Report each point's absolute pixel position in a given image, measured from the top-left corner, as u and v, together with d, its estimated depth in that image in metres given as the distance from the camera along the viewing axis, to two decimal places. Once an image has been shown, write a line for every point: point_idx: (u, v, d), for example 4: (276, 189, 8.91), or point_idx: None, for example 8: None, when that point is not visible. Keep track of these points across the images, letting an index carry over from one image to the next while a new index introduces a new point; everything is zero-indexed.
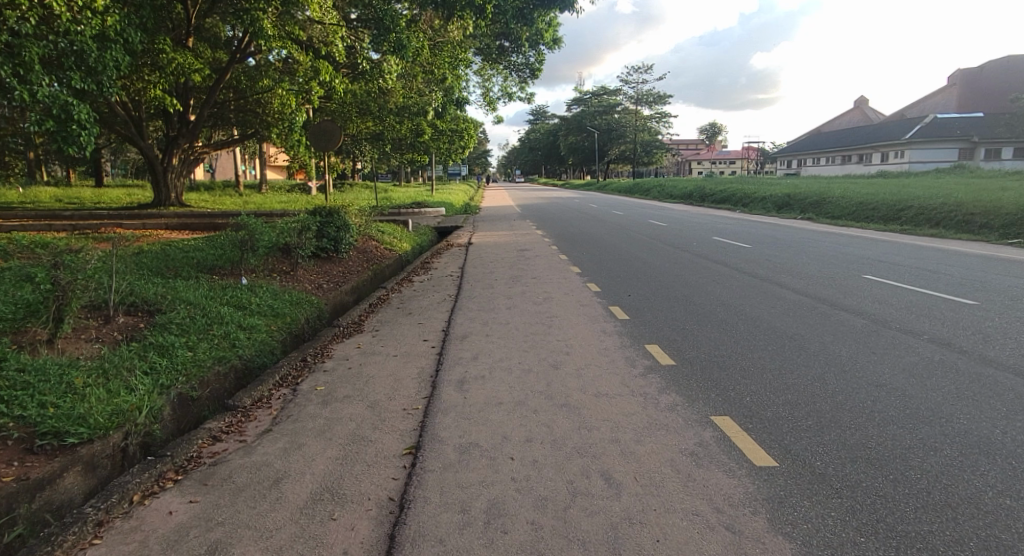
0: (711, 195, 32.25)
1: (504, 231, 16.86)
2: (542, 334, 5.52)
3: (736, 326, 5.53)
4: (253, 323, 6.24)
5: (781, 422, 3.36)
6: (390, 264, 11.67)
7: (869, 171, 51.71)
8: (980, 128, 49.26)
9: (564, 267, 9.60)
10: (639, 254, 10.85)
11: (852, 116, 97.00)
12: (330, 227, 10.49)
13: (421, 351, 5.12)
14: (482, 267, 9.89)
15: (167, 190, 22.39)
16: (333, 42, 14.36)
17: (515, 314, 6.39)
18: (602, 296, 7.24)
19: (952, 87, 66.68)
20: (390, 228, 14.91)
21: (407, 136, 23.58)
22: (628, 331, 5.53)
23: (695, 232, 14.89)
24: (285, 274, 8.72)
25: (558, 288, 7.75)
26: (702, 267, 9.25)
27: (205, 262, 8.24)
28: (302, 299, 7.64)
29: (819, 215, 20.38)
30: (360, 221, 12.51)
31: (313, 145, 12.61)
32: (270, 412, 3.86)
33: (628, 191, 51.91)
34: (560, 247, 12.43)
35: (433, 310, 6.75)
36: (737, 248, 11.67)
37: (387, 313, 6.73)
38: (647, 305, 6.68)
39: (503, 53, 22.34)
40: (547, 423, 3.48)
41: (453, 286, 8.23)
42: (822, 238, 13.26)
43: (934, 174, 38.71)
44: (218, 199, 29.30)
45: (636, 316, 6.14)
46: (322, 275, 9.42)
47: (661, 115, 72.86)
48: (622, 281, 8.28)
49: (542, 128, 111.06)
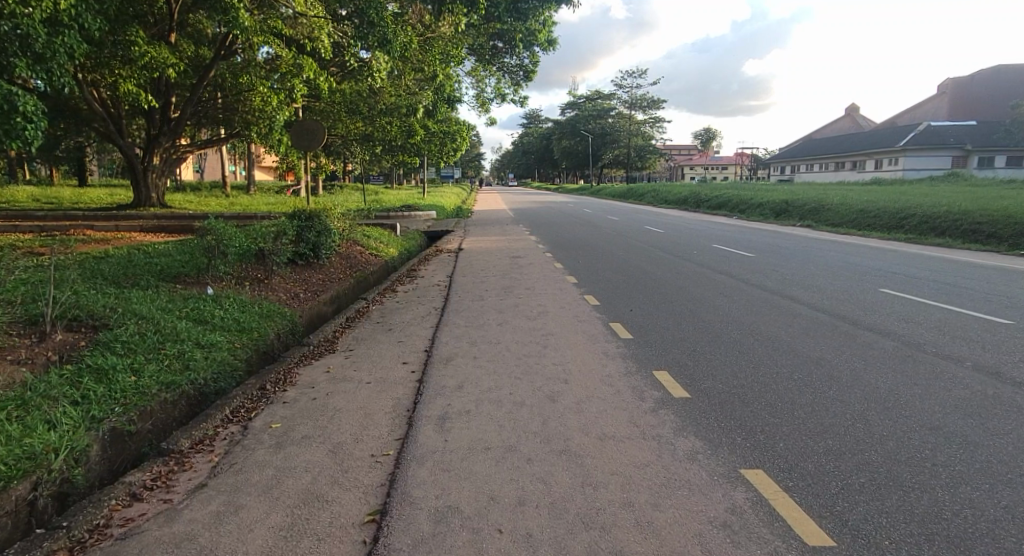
0: (707, 201, 31.84)
1: (495, 237, 16.23)
2: (536, 356, 4.90)
3: (754, 350, 4.94)
4: (214, 341, 5.57)
5: (828, 479, 2.75)
6: (375, 271, 11.04)
7: (863, 178, 51.57)
8: (973, 135, 49.27)
9: (559, 277, 9.01)
10: (637, 263, 10.29)
11: (845, 123, 97.40)
12: (310, 231, 9.85)
13: (398, 377, 4.49)
14: (472, 276, 9.29)
15: (146, 191, 21.61)
16: (319, 37, 13.73)
17: (506, 331, 5.77)
18: (601, 311, 6.65)
19: (945, 95, 66.91)
20: (377, 232, 14.28)
21: (397, 138, 22.96)
22: (632, 354, 4.92)
23: (695, 240, 14.33)
24: (258, 283, 8.08)
25: (553, 301, 7.14)
26: (705, 278, 8.69)
27: (169, 270, 7.57)
28: (274, 310, 7.00)
29: (819, 222, 19.93)
30: (345, 225, 11.87)
31: (295, 145, 11.95)
32: (210, 459, 3.22)
33: (621, 196, 51.42)
34: (555, 254, 11.86)
35: (416, 327, 6.11)
36: (740, 257, 11.13)
37: (365, 329, 6.09)
38: (652, 323, 6.08)
39: (496, 54, 21.81)
40: (543, 479, 2.85)
41: (440, 298, 7.61)
42: (827, 247, 12.75)
43: (929, 182, 38.65)
44: (203, 200, 28.53)
45: (640, 336, 5.53)
46: (299, 283, 8.78)
47: (655, 120, 72.67)
48: (622, 293, 7.68)
49: (536, 132, 110.93)
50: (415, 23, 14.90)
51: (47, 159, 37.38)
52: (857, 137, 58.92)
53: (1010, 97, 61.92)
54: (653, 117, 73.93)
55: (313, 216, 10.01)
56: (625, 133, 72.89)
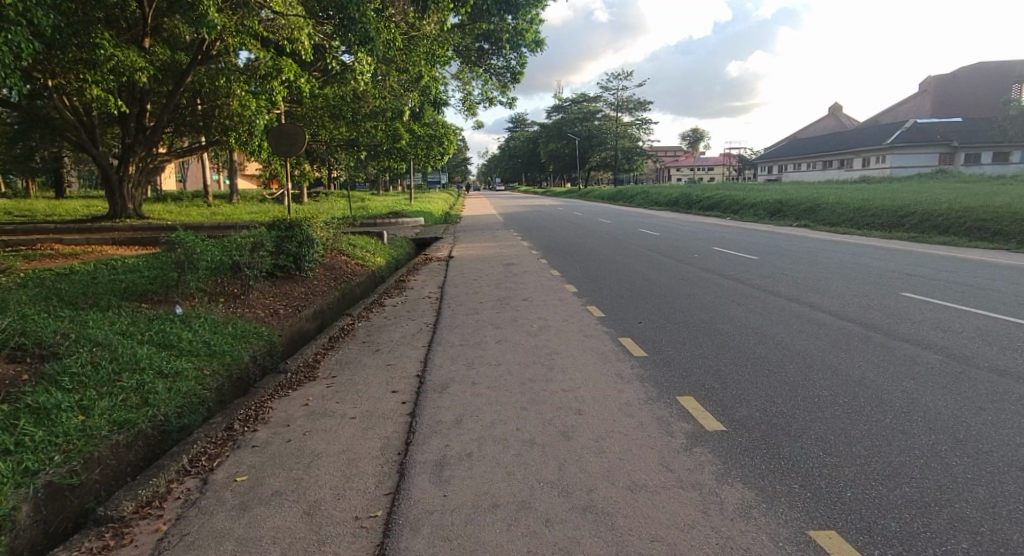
0: (699, 202, 31.57)
1: (487, 243, 15.71)
2: (543, 381, 4.36)
3: (784, 367, 4.44)
4: (180, 368, 4.93)
5: (919, 544, 2.24)
6: (361, 282, 10.47)
7: (851, 176, 51.71)
8: (959, 132, 49.57)
9: (557, 286, 8.50)
10: (639, 269, 9.83)
11: (829, 123, 98.26)
12: (290, 242, 9.26)
13: (387, 411, 3.91)
14: (465, 286, 8.76)
15: (122, 201, 20.83)
16: (299, 38, 13.17)
17: (506, 351, 5.22)
18: (608, 324, 6.13)
19: (927, 93, 67.62)
20: (363, 241, 13.71)
21: (383, 143, 22.39)
22: (651, 376, 4.40)
23: (694, 242, 13.88)
24: (234, 299, 7.48)
25: (554, 314, 6.61)
26: (712, 283, 8.23)
27: (135, 288, 6.94)
28: (251, 330, 6.42)
29: (816, 221, 19.63)
30: (329, 234, 11.29)
31: (274, 150, 11.32)
32: (157, 527, 2.61)
33: (611, 199, 51.14)
34: (551, 260, 11.36)
35: (407, 347, 5.55)
36: (743, 259, 10.70)
37: (349, 351, 5.52)
38: (666, 335, 5.57)
39: (483, 55, 21.35)
40: (570, 550, 2.31)
41: (432, 312, 7.05)
42: (831, 247, 12.41)
43: (918, 179, 38.72)
44: (184, 210, 27.71)
45: (655, 352, 5.02)
46: (279, 298, 8.20)
47: (641, 121, 72.65)
48: (627, 302, 7.17)
49: (523, 136, 110.65)
50: (399, 22, 14.37)
51: (21, 170, 36.27)
52: (843, 135, 59.16)
53: (992, 94, 62.53)
54: (640, 119, 73.95)
55: (295, 224, 9.41)
56: (612, 135, 72.78)
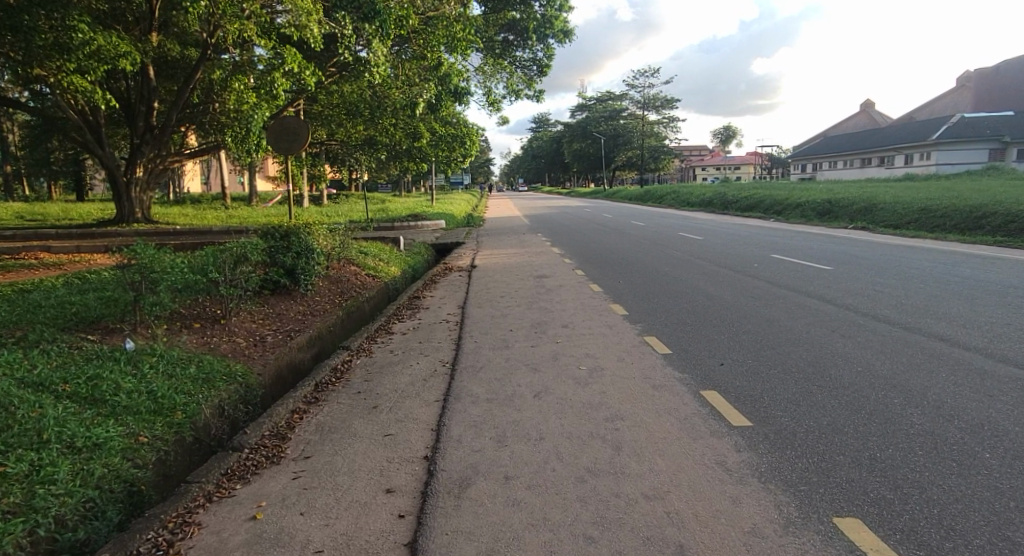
0: (736, 202, 29.85)
1: (512, 249, 14.33)
2: (610, 479, 2.88)
3: (977, 450, 2.90)
4: (104, 437, 3.57)
5: None
6: (370, 298, 9.21)
7: (894, 174, 49.10)
8: (1012, 126, 46.63)
9: (602, 306, 7.07)
10: (695, 284, 8.33)
11: (862, 120, 94.78)
12: (286, 253, 8.00)
13: (376, 539, 2.50)
14: (491, 306, 7.39)
15: (130, 205, 19.94)
16: (308, 26, 11.99)
17: (549, 415, 3.76)
18: (679, 365, 4.66)
19: (971, 87, 64.44)
20: (377, 249, 12.41)
21: (401, 142, 21.31)
22: (775, 467, 2.89)
23: (747, 249, 12.29)
24: (209, 329, 6.24)
25: (606, 351, 5.14)
26: (793, 303, 6.70)
27: (85, 317, 5.70)
28: (223, 368, 5.18)
29: (874, 223, 17.86)
30: (336, 242, 10.01)
31: (274, 148, 10.04)
32: None
33: (637, 200, 49.26)
34: (589, 271, 9.93)
35: (414, 404, 4.17)
36: (817, 270, 9.11)
37: (338, 409, 4.17)
38: (765, 384, 4.10)
39: (507, 47, 20.08)
40: None
41: (449, 345, 5.69)
42: (913, 254, 10.73)
43: (970, 176, 36.34)
44: (200, 214, 26.95)
45: (764, 417, 3.52)
46: (268, 324, 6.95)
47: (669, 120, 70.55)
48: (692, 332, 5.71)
49: (545, 136, 109.18)
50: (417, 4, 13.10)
51: (42, 173, 35.99)
52: (883, 131, 56.39)
53: None
54: (666, 117, 71.89)
55: (291, 231, 8.13)
56: (637, 134, 70.92)
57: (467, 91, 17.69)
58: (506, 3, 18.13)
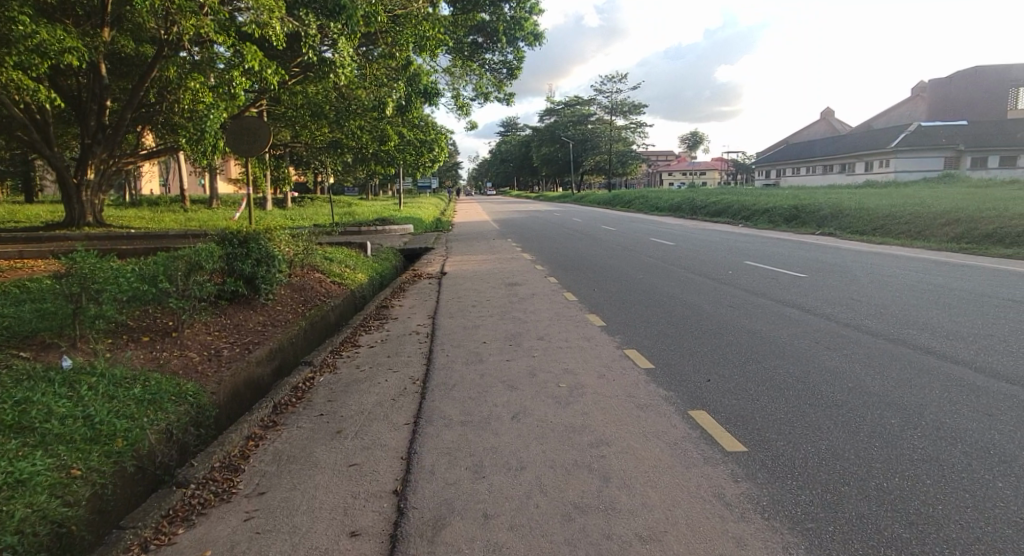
0: (704, 207, 30.20)
1: (483, 255, 14.03)
2: (601, 517, 2.62)
3: (984, 478, 2.74)
4: (28, 472, 3.13)
5: None
6: (336, 307, 8.79)
7: (855, 181, 50.56)
8: (964, 136, 48.61)
9: (578, 316, 6.85)
10: (672, 292, 8.19)
11: (822, 127, 97.73)
12: (245, 260, 7.52)
13: None
14: (464, 315, 7.09)
15: (81, 208, 18.91)
16: (270, 23, 11.50)
17: (529, 440, 3.49)
18: (662, 381, 4.46)
19: (925, 97, 67.03)
20: (343, 255, 11.96)
21: (369, 144, 20.80)
22: (776, 499, 2.68)
23: (720, 255, 12.30)
24: (158, 343, 5.76)
25: (585, 366, 4.91)
26: (772, 313, 6.61)
27: (17, 332, 5.16)
28: (173, 387, 4.72)
29: (840, 229, 18.22)
30: (299, 248, 9.55)
31: (232, 149, 9.52)
32: None
33: (607, 204, 49.46)
34: (564, 278, 9.73)
35: (382, 427, 3.83)
36: (791, 278, 9.10)
37: (298, 434, 3.79)
38: (753, 403, 3.91)
39: (476, 50, 19.82)
40: None
41: (419, 359, 5.35)
42: (882, 261, 10.86)
43: (926, 183, 37.67)
44: (156, 217, 25.81)
45: (757, 441, 3.32)
46: (225, 337, 6.49)
47: (637, 125, 71.33)
48: (673, 344, 5.53)
49: (515, 140, 109.25)
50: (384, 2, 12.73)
51: None
52: (843, 139, 58.15)
53: (992, 95, 61.65)
54: (635, 123, 72.70)
55: (251, 238, 7.66)
56: (606, 139, 71.49)
57: (436, 93, 17.34)
58: (476, 4, 17.88)
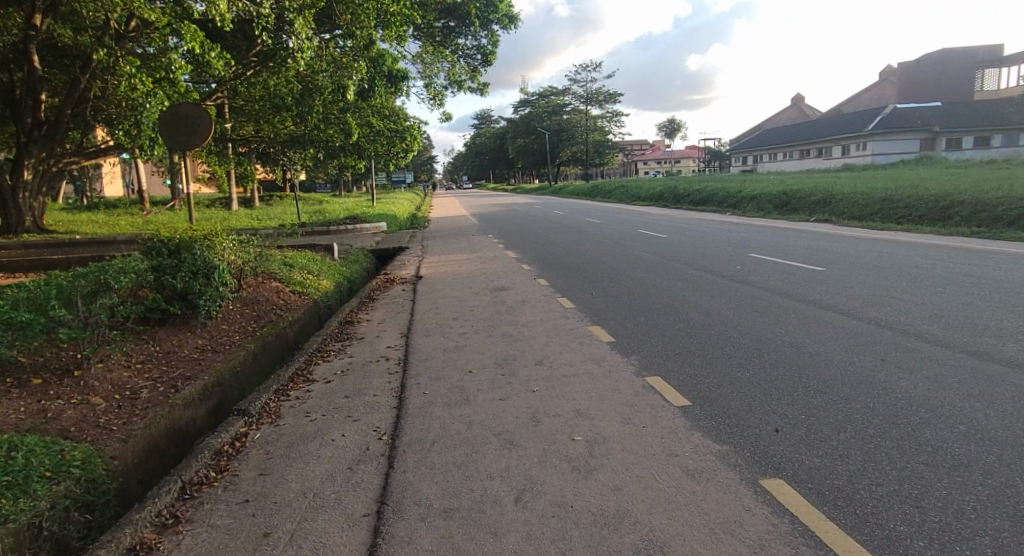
0: (687, 196, 29.48)
1: (462, 255, 12.87)
2: None
3: None
4: None
5: None
6: (294, 322, 7.56)
7: (833, 165, 50.53)
8: (938, 117, 48.87)
9: (580, 330, 5.82)
10: (681, 295, 7.20)
11: (793, 113, 98.51)
12: (178, 275, 6.18)
13: None
14: (445, 332, 5.97)
15: (18, 213, 17.06)
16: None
17: (551, 544, 2.38)
18: (709, 427, 3.42)
19: (895, 81, 67.69)
20: (305, 259, 10.68)
21: (336, 137, 19.43)
22: None
23: (719, 247, 11.41)
24: (51, 387, 4.39)
25: (603, 405, 3.85)
26: (809, 321, 5.65)
27: None
28: (49, 456, 3.34)
29: (833, 215, 17.56)
30: (250, 254, 8.25)
31: (166, 141, 8.13)
32: None
33: (586, 195, 48.45)
34: (555, 280, 8.70)
35: (334, 524, 2.63)
36: (808, 272, 8.21)
37: (208, 542, 2.54)
38: (845, 466, 2.87)
39: (448, 35, 18.20)
40: None
41: (389, 400, 4.17)
42: (898, 249, 10.03)
43: (905, 166, 37.54)
44: (110, 221, 23.97)
45: (881, 535, 2.29)
46: (147, 372, 5.17)
47: (613, 113, 70.39)
48: (705, 368, 4.46)
49: (490, 132, 107.65)
50: None
51: None
52: (819, 124, 58.21)
53: (961, 77, 62.31)
54: (610, 111, 71.69)
55: (183, 246, 6.34)
56: (581, 130, 70.42)
57: (407, 78, 16.12)
58: None
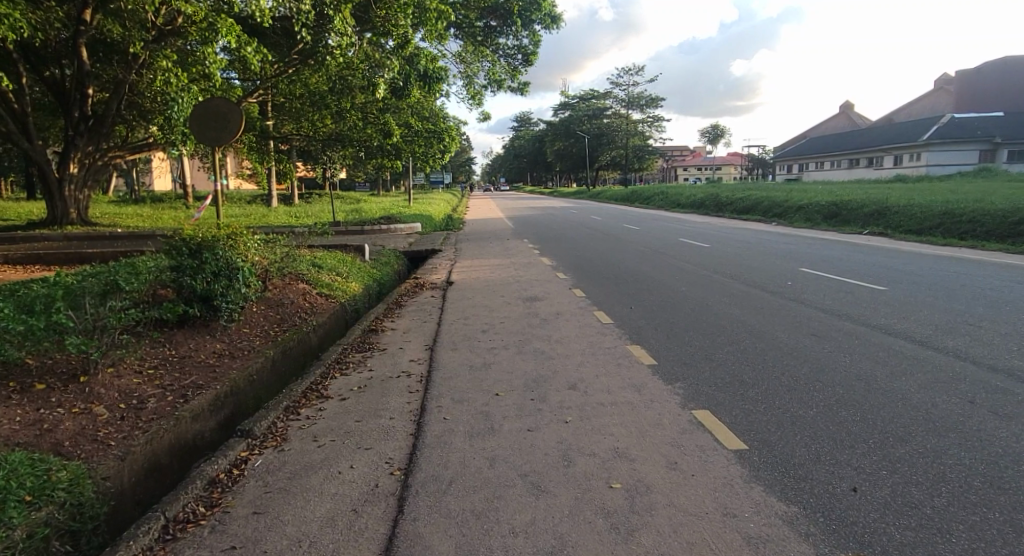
0: (730, 204, 28.42)
1: (495, 260, 12.46)
2: None
3: None
4: None
5: None
6: (318, 326, 7.28)
7: (884, 175, 48.35)
8: (1000, 128, 46.20)
9: (618, 349, 5.32)
10: (729, 313, 6.61)
11: (842, 120, 95.21)
12: (199, 276, 5.96)
13: None
14: (472, 347, 5.56)
15: (64, 205, 17.58)
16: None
17: None
18: (772, 479, 2.89)
19: (953, 89, 64.48)
20: (335, 260, 10.47)
21: (373, 136, 19.34)
22: None
23: (767, 260, 10.69)
24: (55, 394, 4.20)
25: (646, 444, 3.36)
26: (879, 349, 5.01)
27: None
28: (35, 476, 3.09)
29: (890, 228, 16.50)
30: (277, 254, 8.04)
31: (197, 136, 7.98)
32: None
33: (624, 200, 47.54)
34: (591, 291, 8.21)
35: None
36: (870, 291, 7.49)
37: None
38: (951, 544, 2.30)
39: (489, 34, 17.90)
40: None
41: (404, 428, 3.78)
42: (969, 268, 9.16)
43: (964, 178, 35.48)
44: (153, 215, 24.54)
45: None
46: (158, 378, 4.94)
47: (654, 118, 69.08)
48: (761, 402, 3.93)
49: (528, 135, 107.47)
50: None
51: None
52: (871, 132, 55.81)
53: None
54: (651, 116, 70.45)
55: (205, 246, 6.13)
56: (621, 134, 69.36)
57: (446, 77, 15.86)
58: None
